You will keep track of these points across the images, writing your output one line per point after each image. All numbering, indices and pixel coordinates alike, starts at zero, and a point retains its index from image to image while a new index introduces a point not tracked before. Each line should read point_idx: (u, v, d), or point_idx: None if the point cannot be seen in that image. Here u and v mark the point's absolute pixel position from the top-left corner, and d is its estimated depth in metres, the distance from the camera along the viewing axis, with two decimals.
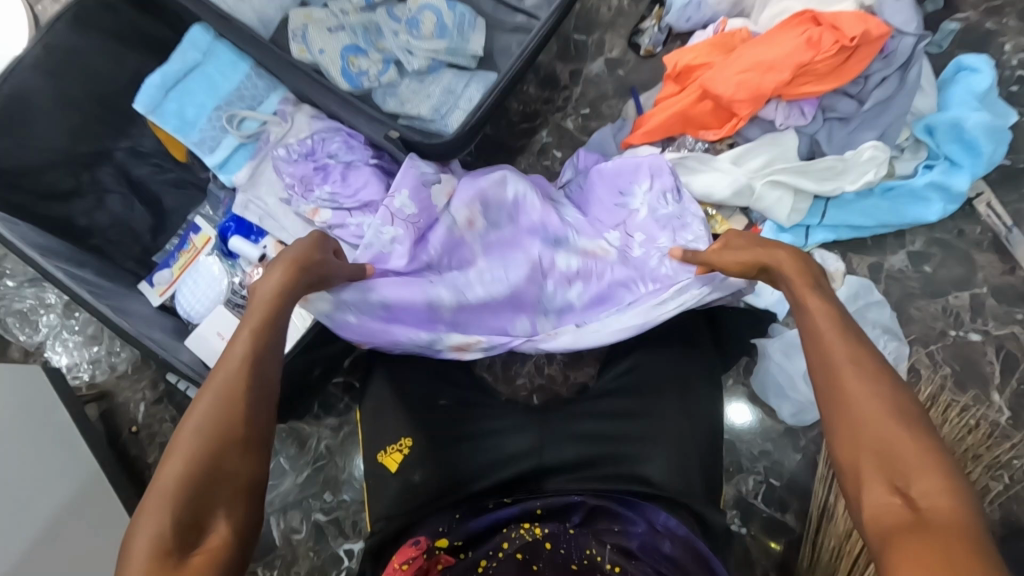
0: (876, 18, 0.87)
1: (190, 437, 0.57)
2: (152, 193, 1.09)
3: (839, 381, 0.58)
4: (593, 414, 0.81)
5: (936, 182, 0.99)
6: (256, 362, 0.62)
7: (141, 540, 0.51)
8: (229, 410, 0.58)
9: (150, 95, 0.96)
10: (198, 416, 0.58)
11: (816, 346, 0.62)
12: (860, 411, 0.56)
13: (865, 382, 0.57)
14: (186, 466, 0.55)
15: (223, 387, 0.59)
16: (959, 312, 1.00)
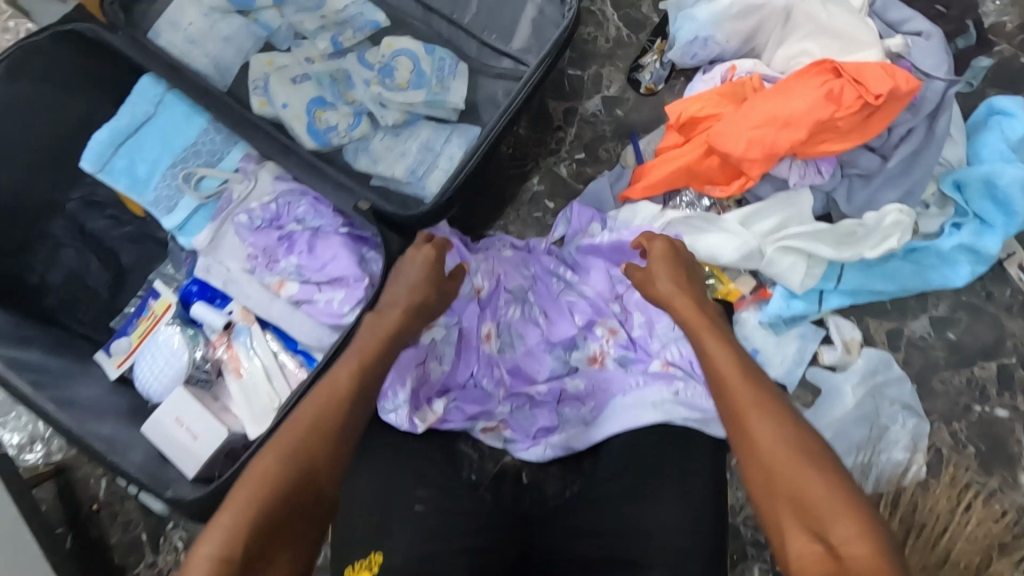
0: (904, 72, 0.78)
1: (282, 451, 0.61)
2: (108, 248, 1.01)
3: (749, 424, 0.62)
4: (586, 529, 0.76)
5: (964, 245, 0.90)
6: (351, 401, 0.67)
7: (211, 544, 0.53)
8: (322, 440, 0.63)
9: (96, 152, 0.87)
10: (295, 436, 0.62)
11: (726, 397, 0.66)
12: (770, 455, 0.59)
13: (770, 424, 0.61)
14: (272, 480, 0.58)
15: (324, 416, 0.65)
16: (985, 384, 0.92)
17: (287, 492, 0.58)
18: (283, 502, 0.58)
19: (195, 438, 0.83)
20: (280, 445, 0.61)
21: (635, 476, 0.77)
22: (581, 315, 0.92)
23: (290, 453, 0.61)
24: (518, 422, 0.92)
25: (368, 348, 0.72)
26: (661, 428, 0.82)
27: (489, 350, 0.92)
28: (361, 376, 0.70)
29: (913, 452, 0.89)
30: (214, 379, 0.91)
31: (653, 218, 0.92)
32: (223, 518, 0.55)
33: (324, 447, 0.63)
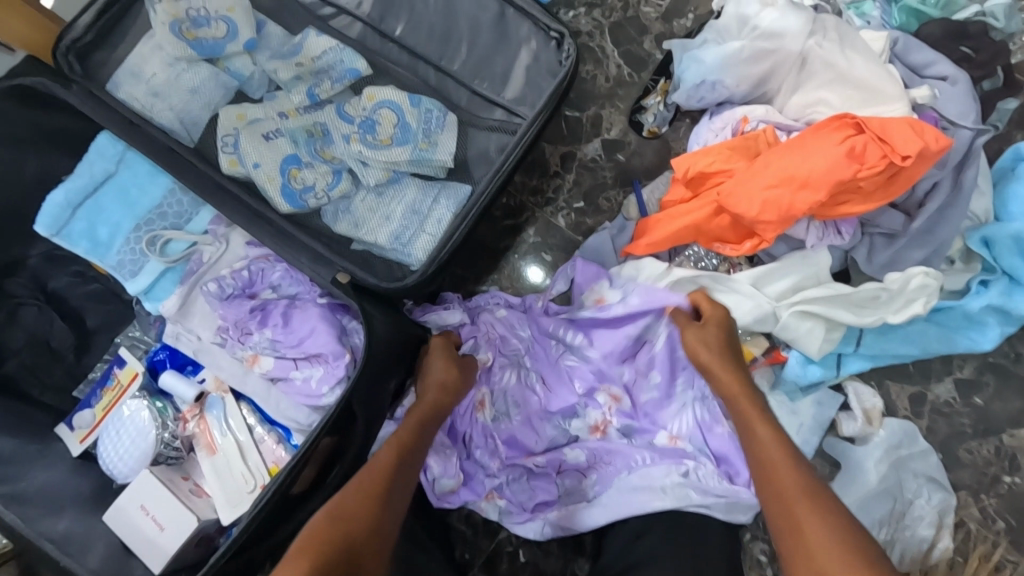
0: (933, 129, 0.71)
1: (336, 511, 0.58)
2: (73, 308, 0.94)
3: (802, 524, 0.55)
4: None
5: (994, 305, 0.84)
6: (397, 478, 0.65)
7: None
8: (369, 505, 0.60)
9: (52, 215, 0.79)
10: (342, 502, 0.59)
11: (769, 489, 0.60)
12: (818, 550, 0.52)
13: (824, 526, 0.53)
14: (326, 539, 0.54)
15: (369, 485, 0.62)
16: (1015, 454, 0.85)
17: (345, 550, 0.54)
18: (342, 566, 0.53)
19: (162, 528, 0.76)
20: (332, 509, 0.59)
21: None
22: (582, 382, 0.85)
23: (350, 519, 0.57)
24: (514, 496, 0.82)
25: (409, 425, 0.72)
26: (673, 516, 0.77)
27: (484, 420, 0.84)
28: (409, 452, 0.68)
29: (939, 528, 0.82)
30: (185, 456, 0.84)
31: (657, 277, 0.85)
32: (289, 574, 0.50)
33: (369, 509, 0.59)
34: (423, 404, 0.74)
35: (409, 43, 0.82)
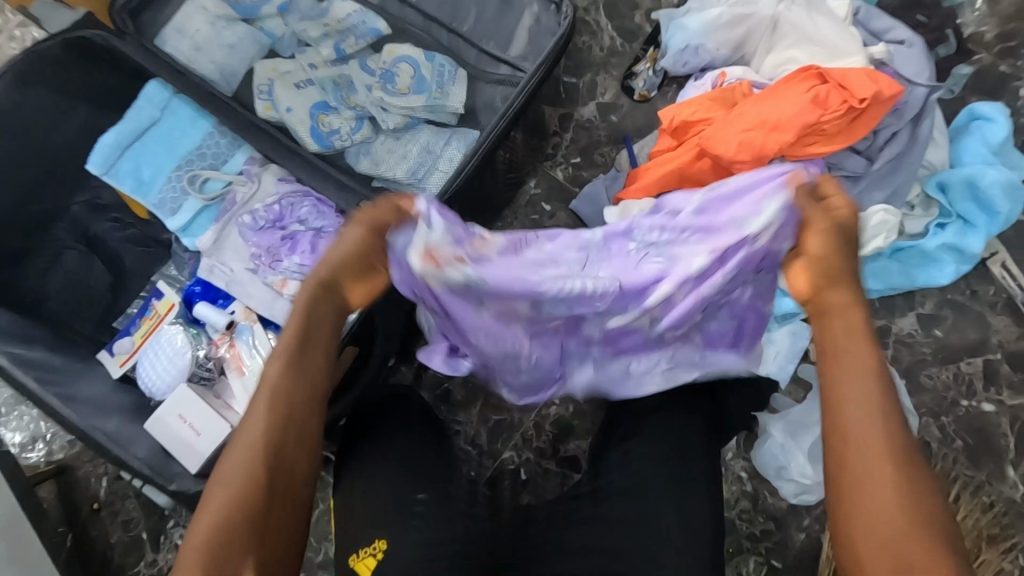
0: (887, 77, 0.81)
1: (223, 485, 0.50)
2: (112, 251, 1.03)
3: (865, 491, 0.48)
4: (586, 523, 0.77)
5: (949, 244, 0.93)
6: (295, 406, 0.53)
7: None
8: (260, 462, 0.51)
9: (103, 154, 0.88)
10: (230, 466, 0.51)
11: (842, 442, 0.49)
12: (889, 532, 0.46)
13: (903, 497, 0.47)
14: (223, 525, 0.49)
15: (262, 436, 0.51)
16: (971, 379, 0.94)
17: (234, 533, 0.48)
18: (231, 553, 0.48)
19: (200, 433, 0.84)
20: (222, 481, 0.50)
21: (631, 461, 0.79)
22: (656, 263, 0.65)
23: (214, 550, 0.48)
24: (540, 394, 0.80)
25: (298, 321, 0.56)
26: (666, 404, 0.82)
27: (490, 321, 0.66)
28: (284, 414, 0.53)
29: None
30: (216, 377, 0.92)
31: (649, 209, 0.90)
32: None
33: (264, 464, 0.51)
34: (308, 327, 0.56)
35: (423, 7, 0.92)
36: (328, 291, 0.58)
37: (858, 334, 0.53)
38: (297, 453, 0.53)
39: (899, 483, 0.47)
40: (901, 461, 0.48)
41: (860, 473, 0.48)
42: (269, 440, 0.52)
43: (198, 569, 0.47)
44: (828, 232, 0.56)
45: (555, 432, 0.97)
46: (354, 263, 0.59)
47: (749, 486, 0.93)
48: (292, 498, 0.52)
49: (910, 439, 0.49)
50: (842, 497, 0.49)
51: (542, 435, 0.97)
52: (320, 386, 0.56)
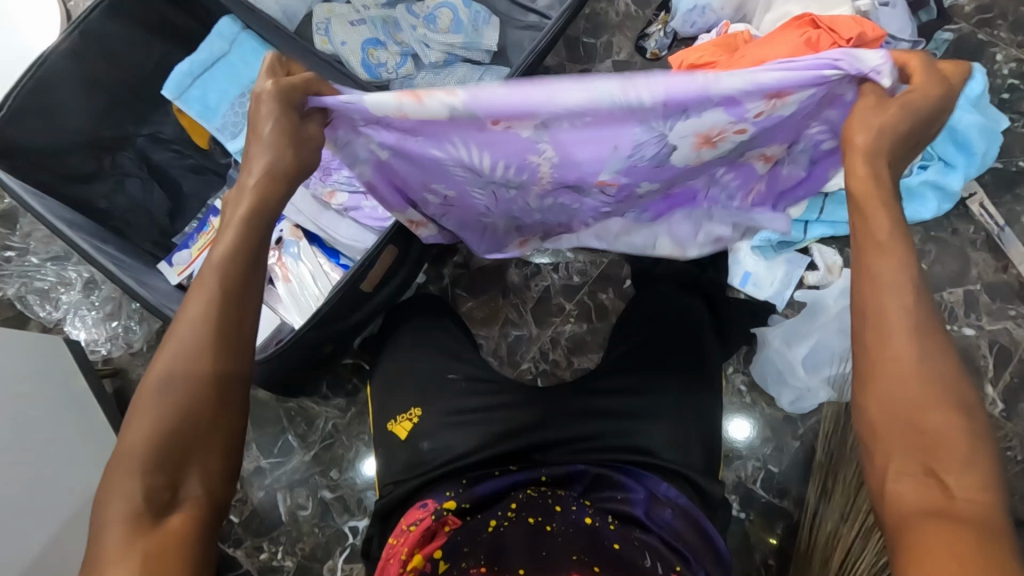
0: (871, 22, 0.92)
1: (157, 377, 0.50)
2: (173, 178, 1.12)
3: (893, 368, 0.47)
4: (599, 391, 0.85)
5: (931, 182, 1.02)
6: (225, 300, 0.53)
7: (117, 500, 0.47)
8: (189, 358, 0.50)
9: (177, 82, 1.02)
10: (162, 364, 0.51)
11: (868, 322, 0.49)
12: (906, 400, 0.46)
13: (930, 373, 0.46)
14: (160, 420, 0.49)
15: (189, 334, 0.51)
16: (953, 307, 1.03)
17: (174, 429, 0.49)
18: (172, 445, 0.49)
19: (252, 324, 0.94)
20: (157, 376, 0.50)
21: (642, 336, 0.91)
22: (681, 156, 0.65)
23: (164, 410, 0.49)
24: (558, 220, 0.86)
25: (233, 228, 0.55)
26: (680, 304, 0.94)
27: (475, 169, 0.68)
28: (224, 303, 0.52)
29: None
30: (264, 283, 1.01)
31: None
32: (116, 505, 0.47)
33: (200, 358, 0.50)
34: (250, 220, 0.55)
35: None
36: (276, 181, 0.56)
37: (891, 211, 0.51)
38: (243, 333, 0.53)
39: (924, 359, 0.47)
40: (923, 334, 0.47)
41: (885, 349, 0.48)
42: (215, 320, 0.51)
43: (144, 440, 0.48)
44: (870, 154, 0.52)
45: (570, 345, 1.06)
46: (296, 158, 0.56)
47: (747, 398, 1.02)
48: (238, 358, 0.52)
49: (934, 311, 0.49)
50: (870, 369, 0.48)
51: (557, 349, 1.06)
52: (257, 274, 0.55)
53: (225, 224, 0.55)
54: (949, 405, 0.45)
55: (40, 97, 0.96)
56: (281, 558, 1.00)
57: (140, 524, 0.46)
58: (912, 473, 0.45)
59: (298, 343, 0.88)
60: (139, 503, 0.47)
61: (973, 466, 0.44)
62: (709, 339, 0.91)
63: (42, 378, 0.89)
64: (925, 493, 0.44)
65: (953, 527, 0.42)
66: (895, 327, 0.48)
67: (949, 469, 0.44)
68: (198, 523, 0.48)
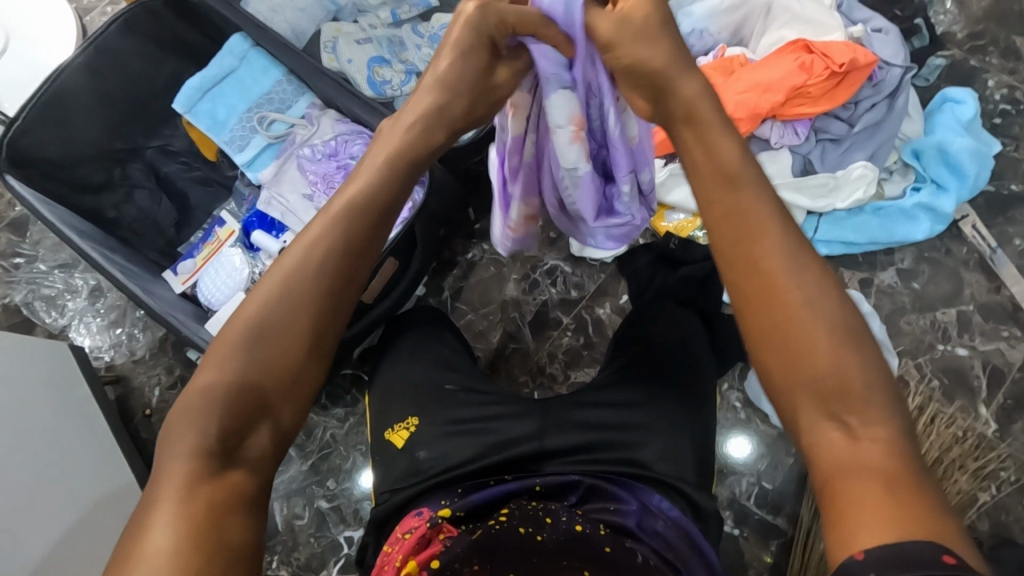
0: (863, 48, 0.97)
1: (261, 310, 0.49)
2: (178, 188, 1.14)
3: (779, 306, 0.47)
4: (592, 404, 0.86)
5: (923, 204, 1.04)
6: (346, 256, 0.52)
7: (186, 435, 0.46)
8: (292, 303, 0.50)
9: (187, 96, 1.06)
10: (261, 298, 0.50)
11: (741, 263, 0.49)
12: (804, 335, 0.46)
13: (817, 302, 0.47)
14: (250, 358, 0.49)
15: (300, 275, 0.50)
16: (946, 327, 1.04)
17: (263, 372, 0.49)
18: (259, 390, 0.49)
19: None
20: (254, 306, 0.50)
21: (642, 348, 0.93)
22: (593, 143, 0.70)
23: (254, 351, 0.49)
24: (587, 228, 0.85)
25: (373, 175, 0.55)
26: (674, 320, 0.96)
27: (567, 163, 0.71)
28: (337, 254, 0.52)
29: None
30: None
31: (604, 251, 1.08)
32: (183, 442, 0.46)
33: (309, 306, 0.50)
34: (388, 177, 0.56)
35: None
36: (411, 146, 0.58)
37: (723, 142, 0.53)
38: (349, 293, 0.53)
39: (802, 293, 0.47)
40: (797, 268, 0.48)
41: (768, 286, 0.48)
42: (329, 272, 0.51)
43: (222, 379, 0.48)
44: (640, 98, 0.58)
45: (567, 359, 1.07)
46: (474, 97, 0.61)
47: (743, 414, 1.02)
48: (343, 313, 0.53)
49: (804, 242, 0.49)
50: (761, 316, 0.48)
51: (555, 362, 1.07)
52: (378, 236, 0.54)
53: (365, 168, 0.56)
54: (841, 343, 0.46)
55: (54, 109, 0.99)
56: (275, 567, 1.00)
57: (205, 467, 0.45)
58: (822, 425, 0.45)
59: None
60: (207, 444, 0.46)
61: (873, 396, 0.45)
62: (703, 354, 0.93)
63: (45, 385, 0.91)
64: (843, 433, 0.45)
65: (867, 473, 0.43)
66: (775, 273, 0.48)
67: (854, 413, 0.45)
68: (259, 477, 0.48)
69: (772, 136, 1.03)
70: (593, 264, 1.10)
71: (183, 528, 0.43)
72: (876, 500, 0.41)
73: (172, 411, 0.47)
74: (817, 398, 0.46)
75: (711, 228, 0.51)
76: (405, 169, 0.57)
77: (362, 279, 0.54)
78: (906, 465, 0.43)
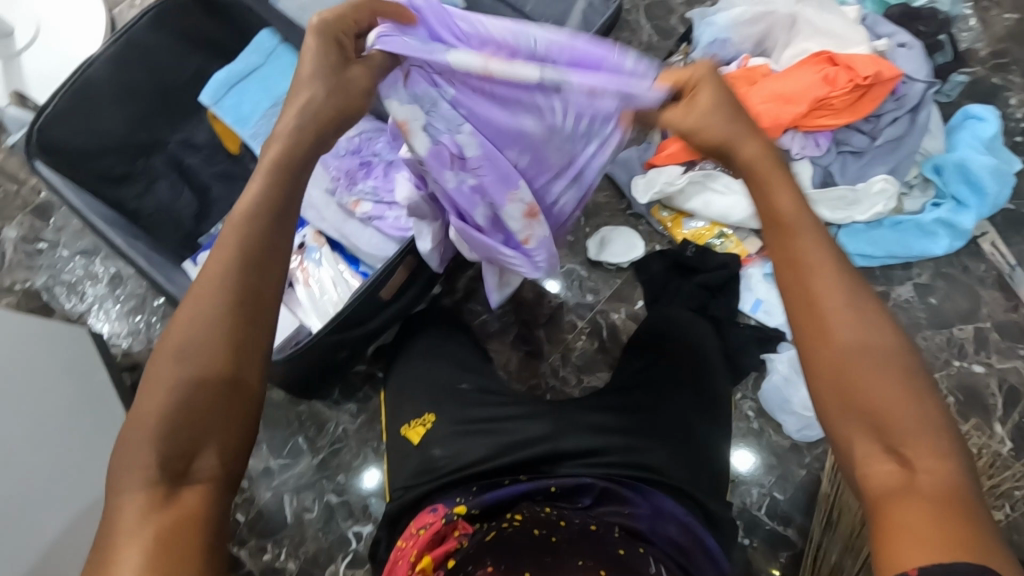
0: (887, 62, 0.98)
1: (172, 340, 0.50)
2: (201, 181, 1.14)
3: (837, 337, 0.49)
4: (599, 409, 0.87)
5: (942, 219, 1.04)
6: (249, 269, 0.52)
7: (135, 468, 0.47)
8: (202, 330, 0.50)
9: (214, 89, 1.08)
10: (174, 331, 0.50)
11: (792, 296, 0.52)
12: (854, 361, 0.49)
13: (869, 334, 0.49)
14: (177, 387, 0.49)
15: (206, 298, 0.51)
16: (963, 343, 1.03)
17: (193, 400, 0.49)
18: (192, 418, 0.49)
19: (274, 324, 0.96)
20: (169, 337, 0.50)
21: (658, 350, 0.94)
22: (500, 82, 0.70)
23: (182, 378, 0.49)
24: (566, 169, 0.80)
25: (259, 182, 0.55)
26: (689, 325, 0.96)
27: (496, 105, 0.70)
28: (239, 267, 0.52)
29: None
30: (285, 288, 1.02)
31: (622, 255, 1.10)
32: (133, 473, 0.47)
33: (214, 329, 0.50)
34: (286, 180, 0.56)
35: None
36: (310, 139, 0.58)
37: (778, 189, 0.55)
38: (268, 305, 0.53)
39: (856, 323, 0.49)
40: (853, 302, 0.50)
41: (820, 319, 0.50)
42: (234, 291, 0.51)
43: (160, 410, 0.48)
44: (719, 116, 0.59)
45: (580, 363, 1.07)
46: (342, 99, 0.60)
47: (755, 424, 1.02)
48: (265, 326, 0.53)
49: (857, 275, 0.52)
50: (813, 346, 0.50)
51: (568, 365, 1.08)
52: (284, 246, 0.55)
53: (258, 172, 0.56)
54: (896, 380, 0.48)
55: (81, 98, 1.00)
56: (283, 560, 1.00)
57: (155, 494, 0.47)
58: (876, 456, 0.47)
59: (316, 346, 0.91)
60: (154, 474, 0.47)
61: (928, 426, 0.47)
62: (718, 362, 0.93)
63: (65, 368, 0.92)
64: (896, 465, 0.47)
65: (916, 502, 0.45)
66: (831, 309, 0.50)
67: (910, 445, 0.46)
68: (214, 498, 0.49)
69: (794, 146, 1.03)
70: (609, 269, 1.11)
71: (147, 552, 0.44)
72: (922, 530, 0.43)
73: (119, 435, 0.48)
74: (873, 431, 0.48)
75: (777, 272, 0.54)
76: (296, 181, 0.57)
77: (274, 290, 0.53)
78: (960, 495, 0.44)
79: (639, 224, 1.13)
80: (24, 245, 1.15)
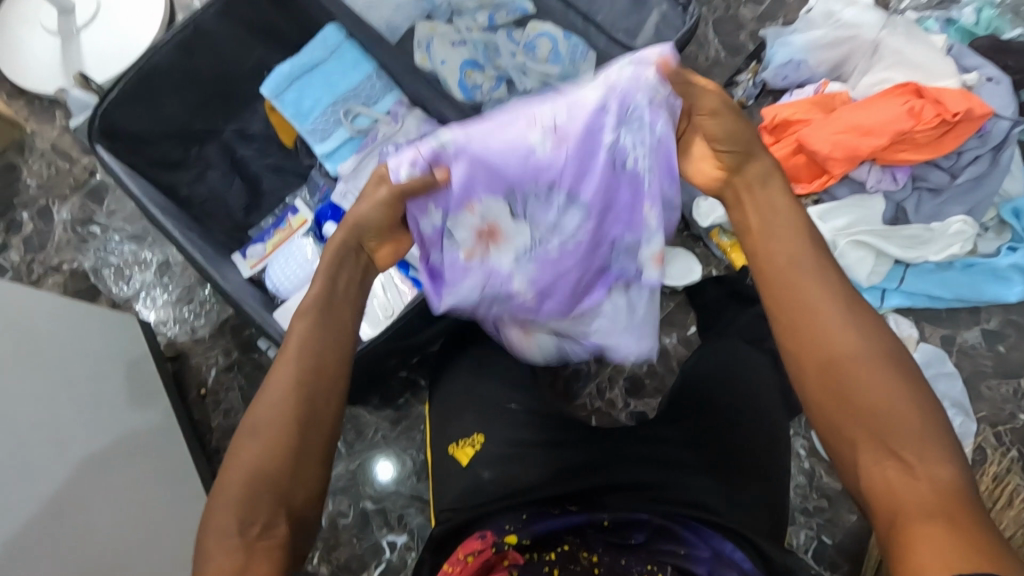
0: (979, 98, 0.94)
1: (254, 416, 0.57)
2: (252, 173, 1.13)
3: (828, 345, 0.56)
4: (642, 440, 0.84)
5: (1019, 265, 0.99)
6: (318, 347, 0.60)
7: (218, 528, 0.53)
8: (280, 405, 0.57)
9: (276, 82, 1.06)
10: (258, 407, 0.58)
11: (779, 318, 0.60)
12: (852, 369, 0.55)
13: (858, 339, 0.56)
14: (257, 457, 0.56)
15: (283, 377, 0.58)
16: None
17: (272, 465, 0.55)
18: (268, 483, 0.55)
19: None
20: (255, 412, 0.57)
21: (726, 386, 0.90)
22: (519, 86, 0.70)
23: (267, 448, 0.56)
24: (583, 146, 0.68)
25: (318, 282, 0.64)
26: (749, 360, 0.93)
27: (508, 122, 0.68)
28: (313, 351, 0.60)
29: None
30: None
31: (679, 278, 1.06)
32: (215, 536, 0.53)
33: (286, 399, 0.57)
34: (336, 279, 0.65)
35: None
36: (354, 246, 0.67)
37: (777, 194, 0.63)
38: (332, 376, 0.60)
39: (847, 332, 0.56)
40: (844, 308, 0.57)
41: (812, 334, 0.57)
42: (307, 366, 0.59)
43: (241, 482, 0.55)
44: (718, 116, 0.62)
45: (627, 386, 1.05)
46: (383, 218, 0.67)
47: (806, 463, 0.99)
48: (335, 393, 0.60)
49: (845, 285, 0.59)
50: (804, 360, 0.57)
51: (614, 388, 1.05)
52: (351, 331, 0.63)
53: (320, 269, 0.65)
54: (890, 382, 0.54)
55: (143, 86, 0.99)
56: (316, 564, 1.00)
57: (236, 554, 0.52)
58: (878, 458, 0.52)
59: (369, 354, 0.89)
60: (236, 538, 0.52)
61: (926, 425, 0.52)
62: (772, 400, 0.89)
63: (114, 357, 0.92)
64: (897, 466, 0.51)
65: (921, 503, 0.49)
66: (820, 321, 0.57)
67: (908, 445, 0.51)
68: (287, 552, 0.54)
69: (869, 179, 1.00)
70: (663, 291, 1.08)
71: None
72: (933, 531, 0.47)
73: (209, 501, 0.55)
74: (868, 434, 0.53)
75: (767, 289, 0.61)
76: (346, 270, 0.66)
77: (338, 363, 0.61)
78: (956, 491, 0.49)
79: (696, 246, 1.11)
80: (75, 227, 1.15)
